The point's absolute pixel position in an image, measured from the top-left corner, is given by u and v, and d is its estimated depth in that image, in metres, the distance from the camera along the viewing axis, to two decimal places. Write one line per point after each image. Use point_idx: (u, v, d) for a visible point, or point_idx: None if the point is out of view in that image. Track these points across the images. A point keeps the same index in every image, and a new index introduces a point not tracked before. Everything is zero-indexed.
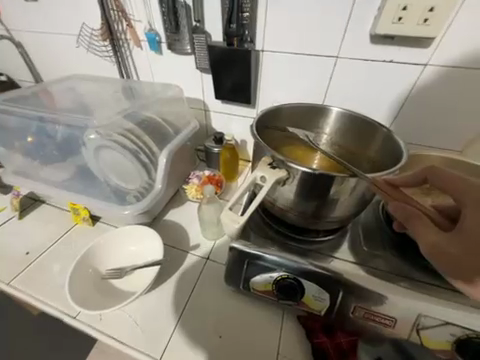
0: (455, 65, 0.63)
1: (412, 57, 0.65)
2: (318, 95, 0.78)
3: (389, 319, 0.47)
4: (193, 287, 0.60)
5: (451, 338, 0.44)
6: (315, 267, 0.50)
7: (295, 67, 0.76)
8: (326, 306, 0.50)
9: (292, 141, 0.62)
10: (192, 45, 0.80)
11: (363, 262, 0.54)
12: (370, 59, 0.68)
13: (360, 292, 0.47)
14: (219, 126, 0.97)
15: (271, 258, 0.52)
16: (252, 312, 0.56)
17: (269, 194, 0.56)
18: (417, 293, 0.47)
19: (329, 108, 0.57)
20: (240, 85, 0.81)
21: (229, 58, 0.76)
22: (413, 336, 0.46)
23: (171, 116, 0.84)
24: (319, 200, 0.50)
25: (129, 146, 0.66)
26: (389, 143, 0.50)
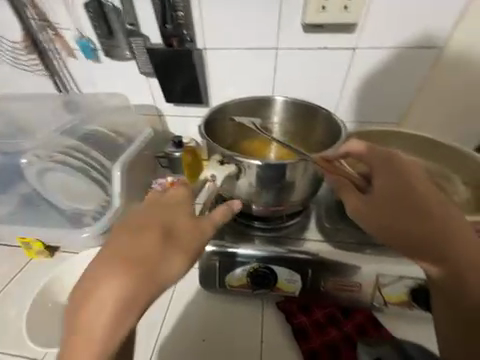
0: (377, 47, 0.70)
1: (341, 43, 0.70)
2: (266, 88, 0.79)
3: (354, 285, 0.51)
4: (171, 296, 0.59)
5: (406, 289, 0.50)
6: (282, 252, 0.53)
7: (240, 62, 0.77)
8: (298, 286, 0.53)
9: (245, 136, 0.64)
10: (131, 50, 0.77)
11: (329, 238, 0.56)
12: (306, 48, 0.72)
13: (325, 266, 0.51)
14: (176, 129, 0.93)
15: (241, 253, 0.54)
16: (233, 308, 0.56)
17: (227, 190, 0.56)
18: (374, 255, 0.51)
19: (274, 99, 0.60)
20: (189, 86, 0.79)
21: (171, 59, 0.74)
22: (377, 295, 0.51)
23: (122, 126, 0.80)
24: (277, 188, 0.53)
25: (75, 164, 0.66)
26: (330, 125, 0.55)
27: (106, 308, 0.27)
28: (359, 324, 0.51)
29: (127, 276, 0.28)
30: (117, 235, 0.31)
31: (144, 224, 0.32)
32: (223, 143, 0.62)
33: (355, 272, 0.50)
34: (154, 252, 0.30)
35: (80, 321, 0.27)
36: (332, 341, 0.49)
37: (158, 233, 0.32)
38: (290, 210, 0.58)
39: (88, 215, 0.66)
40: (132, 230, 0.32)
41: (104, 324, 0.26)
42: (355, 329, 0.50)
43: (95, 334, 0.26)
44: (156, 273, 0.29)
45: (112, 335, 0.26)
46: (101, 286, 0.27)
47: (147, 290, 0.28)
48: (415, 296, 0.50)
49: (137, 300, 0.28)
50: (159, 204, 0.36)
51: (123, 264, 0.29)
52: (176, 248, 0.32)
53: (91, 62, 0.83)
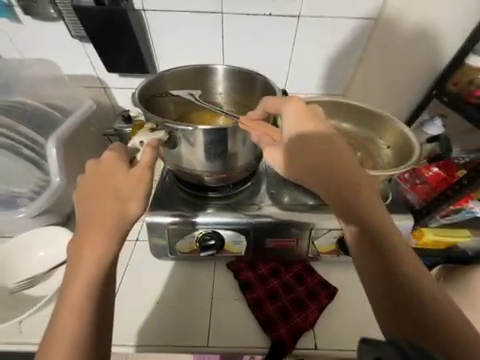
0: (319, 15, 0.71)
1: (286, 9, 0.70)
2: (216, 57, 0.77)
3: (292, 240, 0.58)
4: (125, 267, 0.61)
5: (335, 240, 0.57)
6: (228, 216, 0.56)
7: (185, 27, 0.72)
8: (244, 246, 0.58)
9: (191, 107, 0.63)
10: (55, 7, 0.67)
11: (273, 201, 0.61)
12: (252, 14, 0.70)
13: (266, 226, 0.56)
14: (124, 103, 0.87)
15: (189, 221, 0.56)
16: (186, 272, 0.60)
17: (173, 162, 0.56)
18: (310, 213, 0.57)
19: (215, 67, 0.59)
20: (130, 52, 0.73)
21: (104, 19, 0.66)
22: (311, 247, 0.58)
23: (58, 99, 0.73)
24: (220, 156, 0.54)
25: (4, 143, 0.62)
26: (268, 90, 0.56)
27: (96, 239, 0.37)
28: (297, 273, 0.58)
29: (105, 217, 0.38)
30: (85, 197, 0.40)
31: (101, 181, 0.40)
32: (167, 117, 0.61)
33: (292, 229, 0.56)
34: (117, 197, 0.39)
35: (79, 254, 0.36)
36: (272, 289, 0.56)
37: (114, 184, 0.40)
38: (236, 178, 0.61)
39: (23, 196, 0.60)
40: (94, 189, 0.40)
41: (99, 249, 0.36)
42: (293, 277, 0.58)
43: (94, 256, 0.36)
44: (124, 208, 0.39)
45: (105, 254, 0.36)
46: (90, 227, 0.37)
47: (120, 221, 0.38)
48: (341, 245, 0.58)
49: (116, 228, 0.38)
50: (102, 167, 0.41)
51: (97, 214, 0.38)
52: (129, 189, 0.40)
53: (9, 21, 0.71)
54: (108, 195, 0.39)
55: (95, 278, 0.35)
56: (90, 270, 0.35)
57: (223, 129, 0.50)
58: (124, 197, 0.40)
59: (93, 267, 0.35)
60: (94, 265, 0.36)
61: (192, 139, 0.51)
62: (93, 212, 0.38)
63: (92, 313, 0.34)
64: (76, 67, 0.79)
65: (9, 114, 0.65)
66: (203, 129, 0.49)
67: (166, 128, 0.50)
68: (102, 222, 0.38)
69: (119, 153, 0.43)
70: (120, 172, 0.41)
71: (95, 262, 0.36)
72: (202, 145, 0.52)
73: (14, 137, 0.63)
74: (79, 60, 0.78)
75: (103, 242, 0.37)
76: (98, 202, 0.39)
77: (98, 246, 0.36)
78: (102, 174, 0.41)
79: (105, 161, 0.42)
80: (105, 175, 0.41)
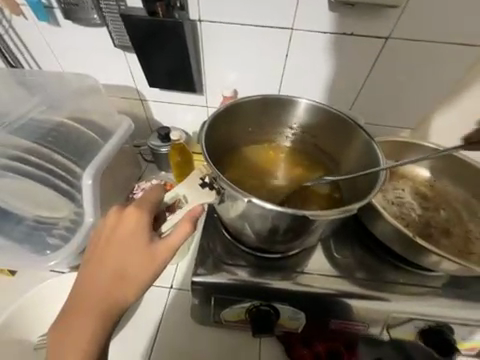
0: (414, 39, 0.57)
1: (373, 29, 0.56)
2: (274, 79, 0.66)
3: (361, 323, 0.48)
4: (159, 322, 0.55)
5: (416, 330, 0.47)
6: (288, 289, 0.47)
7: (244, 42, 0.61)
8: (302, 323, 0.48)
9: (257, 143, 0.56)
10: (100, 13, 0.58)
11: (340, 269, 0.51)
12: (329, 32, 0.58)
13: (333, 304, 0.47)
14: (163, 118, 0.78)
15: (240, 289, 0.47)
16: (228, 339, 0.52)
17: (224, 212, 0.46)
18: (387, 294, 0.47)
19: (298, 102, 0.50)
20: (179, 70, 0.64)
21: (155, 32, 0.56)
22: (384, 333, 0.48)
23: (94, 116, 0.64)
24: (294, 228, 0.42)
25: (34, 171, 0.54)
26: (365, 147, 0.47)
27: (91, 318, 0.35)
28: None
29: (105, 294, 0.36)
30: (90, 256, 0.39)
31: (111, 246, 0.39)
32: (228, 153, 0.54)
33: (363, 311, 0.47)
34: (125, 274, 0.37)
35: (71, 325, 0.35)
36: None
37: (124, 254, 0.38)
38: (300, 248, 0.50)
39: (56, 232, 0.54)
40: (103, 252, 0.38)
41: (88, 331, 0.35)
42: None
43: (83, 336, 0.35)
44: (127, 291, 0.37)
45: (95, 339, 0.35)
46: (86, 297, 0.36)
47: (119, 304, 0.37)
48: (423, 337, 0.47)
49: (112, 312, 0.36)
50: (122, 224, 0.40)
51: (104, 281, 0.37)
52: (137, 266, 0.38)
53: (47, 25, 0.63)
54: (116, 267, 0.37)
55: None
56: (75, 350, 0.34)
57: (302, 217, 0.39)
58: (135, 267, 0.38)
59: (78, 349, 0.34)
60: (80, 347, 0.34)
61: (253, 210, 0.40)
62: (95, 281, 0.37)
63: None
64: (115, 78, 0.71)
65: (42, 136, 0.57)
66: (268, 207, 0.38)
67: (216, 183, 0.42)
68: (100, 300, 0.36)
69: (142, 212, 0.41)
70: (134, 242, 0.39)
71: (82, 343, 0.34)
72: (267, 215, 0.40)
73: (45, 165, 0.55)
74: (118, 71, 0.69)
75: (95, 325, 0.35)
76: (103, 271, 0.37)
77: (90, 327, 0.35)
78: (118, 232, 0.39)
79: (126, 217, 0.40)
80: (117, 239, 0.39)
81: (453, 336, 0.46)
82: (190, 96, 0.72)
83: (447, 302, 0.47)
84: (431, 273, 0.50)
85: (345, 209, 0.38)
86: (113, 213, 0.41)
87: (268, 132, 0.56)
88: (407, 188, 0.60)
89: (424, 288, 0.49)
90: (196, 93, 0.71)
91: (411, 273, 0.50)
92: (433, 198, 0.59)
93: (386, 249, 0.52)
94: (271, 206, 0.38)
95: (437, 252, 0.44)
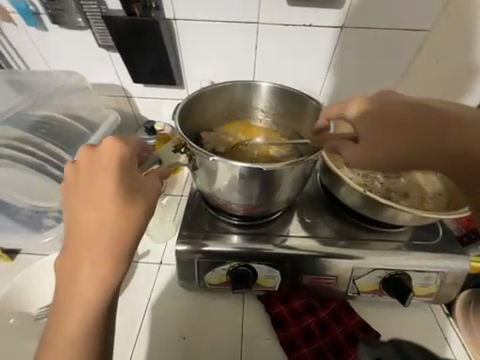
0: (365, 27, 0.64)
1: (329, 20, 0.64)
2: (247, 70, 0.72)
3: (331, 277, 0.53)
4: (149, 294, 0.58)
5: (378, 279, 0.53)
6: (263, 250, 0.52)
7: (217, 37, 0.68)
8: (278, 281, 0.54)
9: (231, 126, 0.62)
10: (84, 16, 0.64)
11: (310, 232, 0.56)
12: (291, 24, 0.65)
13: (304, 261, 0.52)
14: (148, 113, 0.83)
15: (221, 252, 0.52)
16: (214, 304, 0.57)
17: (204, 184, 0.51)
18: (352, 249, 0.53)
19: (262, 85, 0.57)
20: (159, 65, 0.69)
21: (135, 30, 0.62)
22: (352, 285, 0.54)
23: (82, 110, 0.69)
24: (261, 188, 0.47)
25: (27, 159, 0.59)
26: (320, 117, 0.53)
27: (96, 262, 0.33)
28: (333, 310, 0.54)
29: (104, 236, 0.34)
30: (76, 203, 0.36)
31: (98, 188, 0.36)
32: (204, 136, 0.59)
33: (331, 266, 0.52)
34: (121, 214, 0.35)
35: (76, 273, 0.33)
36: (307, 328, 0.52)
37: (115, 192, 0.35)
38: (275, 213, 0.56)
39: (51, 215, 0.59)
40: (90, 195, 0.35)
41: (98, 273, 0.33)
42: (329, 315, 0.54)
43: (93, 280, 0.32)
44: (130, 229, 0.35)
45: (108, 280, 0.33)
46: (87, 228, 0.34)
47: (125, 243, 0.34)
48: (386, 285, 0.52)
49: (120, 251, 0.34)
50: (104, 156, 0.37)
51: (102, 208, 0.35)
52: (135, 203, 0.36)
53: (35, 30, 0.69)
54: (110, 207, 0.35)
55: (95, 304, 0.32)
56: (89, 295, 0.32)
57: (263, 171, 0.44)
58: (135, 190, 0.37)
59: (92, 293, 0.32)
60: (94, 290, 0.32)
61: (223, 172, 0.46)
62: (90, 225, 0.34)
63: (95, 338, 0.32)
64: (101, 77, 0.76)
65: (35, 129, 0.62)
66: (234, 165, 0.44)
67: (188, 151, 0.47)
68: (102, 243, 0.33)
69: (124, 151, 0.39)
70: (125, 180, 0.37)
71: (94, 287, 0.32)
72: (237, 174, 0.46)
73: (38, 154, 0.60)
74: (104, 70, 0.75)
75: (103, 266, 0.33)
76: (95, 214, 0.34)
77: (97, 270, 0.33)
78: (102, 164, 0.37)
79: (104, 151, 0.38)
80: (103, 179, 0.36)
81: (412, 283, 0.52)
82: (172, 90, 0.78)
83: (406, 253, 0.53)
84: (390, 229, 0.56)
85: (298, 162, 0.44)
86: (84, 153, 0.38)
87: (240, 115, 0.62)
88: None
89: (385, 243, 0.55)
90: (177, 87, 0.77)
91: (373, 231, 0.57)
92: None
93: (350, 212, 0.58)
94: (237, 163, 0.44)
95: (392, 206, 0.50)
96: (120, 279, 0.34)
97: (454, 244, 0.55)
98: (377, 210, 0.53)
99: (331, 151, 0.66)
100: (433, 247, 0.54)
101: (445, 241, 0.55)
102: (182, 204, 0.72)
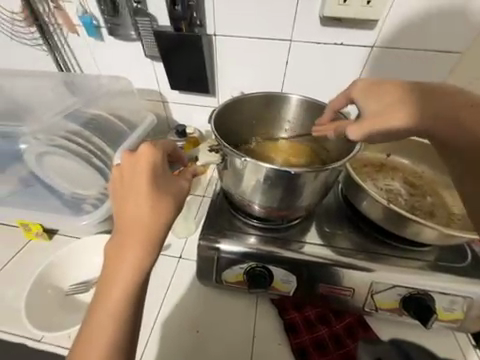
0: (396, 47, 0.66)
1: (360, 39, 0.67)
2: (276, 82, 0.77)
3: (348, 290, 0.53)
4: (167, 285, 0.61)
5: (398, 297, 0.51)
6: (281, 253, 0.54)
7: (251, 52, 0.73)
8: (293, 287, 0.54)
9: (258, 133, 0.66)
10: (137, 30, 0.73)
11: (329, 241, 0.57)
12: (322, 43, 0.68)
13: (321, 269, 0.53)
14: (179, 117, 0.90)
15: (240, 251, 0.54)
16: (228, 302, 0.58)
17: (230, 185, 0.55)
18: (371, 263, 0.52)
19: (291, 97, 0.60)
20: (196, 74, 0.76)
21: (179, 43, 0.70)
22: (369, 300, 0.53)
23: (125, 111, 0.77)
24: (284, 191, 0.50)
25: (76, 150, 0.66)
26: None
27: (134, 245, 0.36)
28: (348, 324, 0.53)
29: (140, 223, 0.37)
30: (119, 194, 0.39)
31: (136, 179, 0.39)
32: (232, 140, 0.63)
33: (348, 277, 0.52)
34: (155, 209, 0.37)
35: (117, 254, 0.36)
36: (320, 338, 0.51)
37: (150, 184, 0.39)
38: (295, 218, 0.57)
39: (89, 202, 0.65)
40: (129, 186, 0.39)
41: (135, 256, 0.36)
42: (343, 329, 0.53)
43: (131, 261, 0.36)
44: (161, 218, 0.37)
45: (143, 262, 0.36)
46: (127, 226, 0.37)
47: (156, 231, 0.37)
48: (406, 304, 0.51)
49: (153, 238, 0.37)
50: (142, 161, 0.40)
51: (139, 208, 0.37)
52: (167, 198, 0.39)
53: (94, 40, 0.79)
54: (146, 197, 0.38)
55: (130, 283, 0.35)
56: (127, 274, 0.36)
57: (289, 174, 0.47)
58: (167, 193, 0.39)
59: (129, 273, 0.36)
60: (131, 270, 0.36)
61: (250, 173, 0.49)
62: (129, 212, 0.37)
63: (129, 313, 0.35)
64: (143, 83, 0.85)
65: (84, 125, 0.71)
66: (262, 167, 0.47)
67: (220, 151, 0.51)
68: (138, 229, 0.37)
69: (157, 149, 0.42)
70: (159, 174, 0.40)
71: (130, 267, 0.36)
72: (263, 177, 0.48)
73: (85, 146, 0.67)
74: (146, 77, 0.83)
75: (139, 249, 0.36)
76: (133, 203, 0.38)
77: (134, 252, 0.36)
78: (140, 168, 0.39)
79: (142, 155, 0.40)
80: (141, 172, 0.39)
81: (435, 306, 0.50)
82: (204, 98, 0.84)
83: (429, 273, 0.51)
84: (413, 247, 0.55)
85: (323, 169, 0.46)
86: (126, 157, 0.41)
87: (267, 124, 0.65)
88: (397, 177, 0.66)
89: (407, 261, 0.53)
90: (209, 95, 0.83)
91: (394, 248, 0.56)
92: (420, 186, 0.64)
93: (371, 226, 0.58)
94: (265, 165, 0.46)
95: (417, 222, 0.50)
96: (152, 263, 0.37)
97: None
98: (401, 225, 0.52)
99: (354, 164, 0.67)
100: (459, 270, 0.52)
101: (473, 266, 0.53)
102: (204, 204, 0.76)
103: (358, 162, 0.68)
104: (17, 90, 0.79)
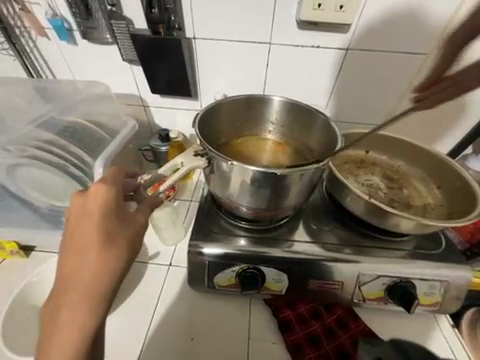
0: (369, 49, 0.70)
1: (335, 42, 0.69)
2: (258, 85, 0.78)
3: (337, 283, 0.55)
4: (158, 296, 0.59)
5: (383, 286, 0.54)
6: (271, 253, 0.54)
7: (231, 55, 0.74)
8: (285, 285, 0.55)
9: (242, 135, 0.67)
10: (112, 33, 0.71)
11: (316, 238, 0.59)
12: (300, 45, 0.71)
13: (311, 266, 0.54)
14: (162, 121, 0.89)
15: (230, 254, 0.54)
16: (222, 306, 0.58)
17: (217, 188, 0.55)
18: (357, 256, 0.55)
19: (273, 98, 0.61)
20: (177, 78, 0.75)
21: (157, 47, 0.68)
22: (357, 292, 0.55)
23: (104, 117, 0.75)
24: (271, 191, 0.50)
25: (52, 160, 0.61)
26: (327, 129, 0.57)
27: (75, 307, 0.31)
28: (339, 317, 0.55)
29: (84, 279, 0.32)
30: (63, 241, 0.35)
31: (81, 227, 0.35)
32: (217, 143, 0.63)
33: (337, 271, 0.54)
34: (102, 256, 0.33)
35: (55, 321, 0.30)
36: (313, 333, 0.53)
37: (97, 231, 0.35)
38: (283, 217, 0.58)
39: None
40: (73, 235, 0.35)
41: (75, 321, 0.31)
42: (335, 322, 0.54)
43: (72, 326, 0.30)
44: (109, 269, 0.33)
45: (87, 326, 0.31)
46: (69, 280, 0.32)
47: (108, 277, 0.33)
48: (391, 292, 0.54)
49: (100, 293, 0.32)
50: (91, 199, 0.37)
51: (84, 257, 0.33)
52: (120, 240, 0.35)
53: (67, 44, 0.75)
54: (92, 247, 0.33)
55: (73, 354, 0.30)
56: (67, 343, 0.30)
57: (274, 175, 0.47)
58: (118, 236, 0.36)
59: (70, 343, 0.30)
60: (74, 330, 0.30)
61: (237, 175, 0.49)
62: (71, 267, 0.33)
63: None
64: (122, 87, 0.82)
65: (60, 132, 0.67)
66: (248, 169, 0.47)
67: (206, 155, 0.50)
68: (82, 286, 0.32)
69: (109, 184, 0.39)
70: (109, 218, 0.36)
71: (71, 336, 0.30)
72: (249, 180, 0.49)
73: (62, 155, 0.62)
74: (125, 81, 0.81)
75: (82, 310, 0.31)
76: (76, 255, 0.33)
77: (76, 316, 0.31)
78: (88, 208, 0.36)
79: (91, 194, 0.37)
80: (87, 218, 0.35)
81: (416, 292, 0.54)
82: (186, 101, 0.84)
83: (410, 261, 0.54)
84: (394, 238, 0.59)
85: (307, 168, 0.47)
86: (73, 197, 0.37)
87: (251, 126, 0.66)
88: (376, 172, 0.70)
89: (390, 251, 0.56)
90: (192, 98, 0.83)
91: (377, 239, 0.59)
92: (397, 180, 0.68)
93: (355, 220, 0.61)
94: (251, 167, 0.46)
95: (395, 215, 0.52)
96: (98, 325, 0.32)
97: (456, 254, 0.56)
98: (382, 218, 0.55)
99: (336, 161, 0.70)
100: (436, 256, 0.56)
101: (447, 252, 0.57)
102: (191, 209, 0.75)
103: (340, 159, 0.71)
104: None
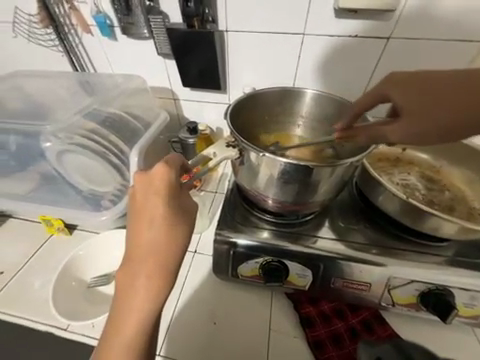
0: (413, 36, 0.64)
1: (375, 30, 0.65)
2: (288, 78, 0.77)
3: (365, 284, 0.53)
4: (183, 280, 0.63)
5: (416, 292, 0.51)
6: (296, 248, 0.54)
7: (262, 47, 0.73)
8: (309, 282, 0.55)
9: (271, 126, 0.66)
10: (149, 28, 0.74)
11: (343, 236, 0.57)
12: (336, 35, 0.67)
13: (337, 264, 0.52)
14: (190, 114, 0.91)
15: (254, 246, 0.55)
16: (244, 296, 0.59)
17: (245, 180, 0.55)
18: (389, 258, 0.52)
19: (304, 90, 0.60)
20: (208, 70, 0.76)
21: (190, 39, 0.70)
22: (387, 296, 0.52)
23: (138, 109, 0.79)
24: (300, 185, 0.49)
25: (95, 148, 0.65)
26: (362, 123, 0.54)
27: (147, 281, 0.34)
28: (364, 319, 0.53)
29: (152, 255, 0.34)
30: (132, 217, 0.37)
31: (148, 207, 0.37)
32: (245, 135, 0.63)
33: (365, 272, 0.52)
34: (169, 235, 0.35)
35: (127, 293, 0.34)
36: (336, 331, 0.52)
37: (163, 213, 0.36)
38: (310, 212, 0.57)
39: (107, 197, 0.68)
40: (142, 213, 0.37)
41: (146, 293, 0.33)
42: (360, 323, 0.53)
43: (143, 297, 0.33)
44: (172, 251, 0.35)
45: (154, 300, 0.33)
46: (140, 254, 0.35)
47: (173, 256, 0.35)
48: (424, 299, 0.50)
49: (165, 271, 0.34)
50: (155, 181, 0.38)
51: (154, 234, 0.35)
52: (182, 222, 0.37)
53: (108, 39, 0.80)
54: (159, 226, 0.35)
55: (144, 320, 0.33)
56: (140, 309, 0.33)
57: (304, 168, 0.46)
58: (180, 217, 0.37)
59: (140, 314, 0.33)
60: (145, 301, 0.33)
61: (267, 167, 0.49)
62: (141, 244, 0.35)
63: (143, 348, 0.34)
64: (155, 81, 0.86)
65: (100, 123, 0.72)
66: (278, 160, 0.46)
67: (237, 145, 0.51)
68: (151, 262, 0.34)
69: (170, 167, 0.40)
70: (172, 201, 0.38)
71: (141, 307, 0.33)
72: (278, 172, 0.48)
73: (101, 143, 0.66)
74: (158, 75, 0.85)
75: (151, 288, 0.33)
76: (145, 235, 0.35)
77: (146, 289, 0.33)
78: (154, 189, 0.38)
79: (156, 176, 0.39)
80: (155, 198, 0.37)
81: (454, 301, 0.49)
82: (215, 94, 0.85)
83: (448, 269, 0.50)
84: (431, 242, 0.54)
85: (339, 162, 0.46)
86: (138, 176, 0.39)
87: (280, 119, 0.66)
88: (413, 171, 0.65)
89: (425, 257, 0.53)
90: (221, 92, 0.84)
91: (411, 243, 0.55)
92: (437, 181, 0.63)
93: (387, 220, 0.58)
94: (281, 158, 0.46)
95: (436, 217, 0.48)
96: (163, 300, 0.34)
97: None
98: (419, 220, 0.51)
99: (369, 158, 0.66)
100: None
101: None
102: (216, 200, 0.77)
103: (373, 156, 0.67)
104: (36, 91, 0.82)
